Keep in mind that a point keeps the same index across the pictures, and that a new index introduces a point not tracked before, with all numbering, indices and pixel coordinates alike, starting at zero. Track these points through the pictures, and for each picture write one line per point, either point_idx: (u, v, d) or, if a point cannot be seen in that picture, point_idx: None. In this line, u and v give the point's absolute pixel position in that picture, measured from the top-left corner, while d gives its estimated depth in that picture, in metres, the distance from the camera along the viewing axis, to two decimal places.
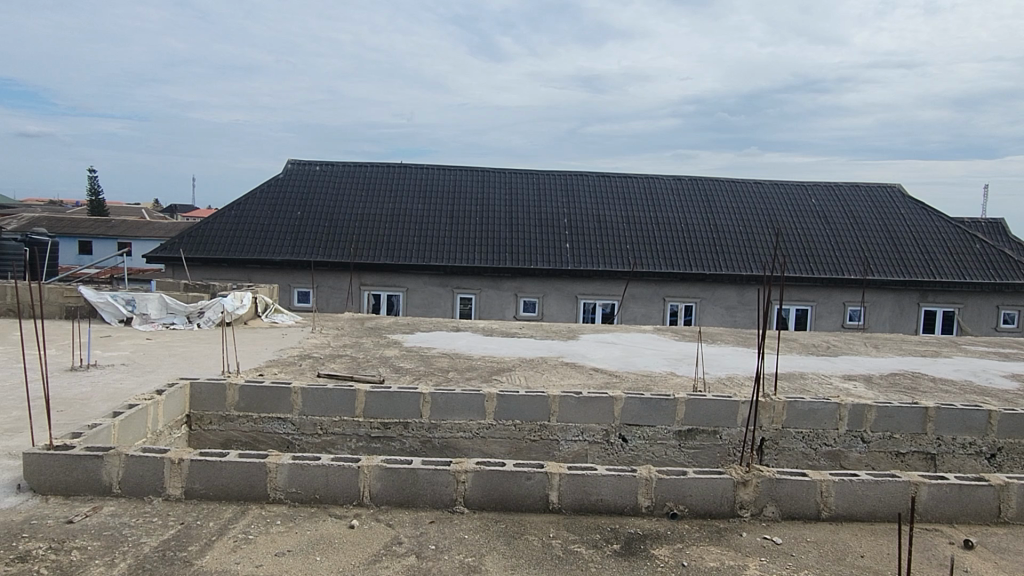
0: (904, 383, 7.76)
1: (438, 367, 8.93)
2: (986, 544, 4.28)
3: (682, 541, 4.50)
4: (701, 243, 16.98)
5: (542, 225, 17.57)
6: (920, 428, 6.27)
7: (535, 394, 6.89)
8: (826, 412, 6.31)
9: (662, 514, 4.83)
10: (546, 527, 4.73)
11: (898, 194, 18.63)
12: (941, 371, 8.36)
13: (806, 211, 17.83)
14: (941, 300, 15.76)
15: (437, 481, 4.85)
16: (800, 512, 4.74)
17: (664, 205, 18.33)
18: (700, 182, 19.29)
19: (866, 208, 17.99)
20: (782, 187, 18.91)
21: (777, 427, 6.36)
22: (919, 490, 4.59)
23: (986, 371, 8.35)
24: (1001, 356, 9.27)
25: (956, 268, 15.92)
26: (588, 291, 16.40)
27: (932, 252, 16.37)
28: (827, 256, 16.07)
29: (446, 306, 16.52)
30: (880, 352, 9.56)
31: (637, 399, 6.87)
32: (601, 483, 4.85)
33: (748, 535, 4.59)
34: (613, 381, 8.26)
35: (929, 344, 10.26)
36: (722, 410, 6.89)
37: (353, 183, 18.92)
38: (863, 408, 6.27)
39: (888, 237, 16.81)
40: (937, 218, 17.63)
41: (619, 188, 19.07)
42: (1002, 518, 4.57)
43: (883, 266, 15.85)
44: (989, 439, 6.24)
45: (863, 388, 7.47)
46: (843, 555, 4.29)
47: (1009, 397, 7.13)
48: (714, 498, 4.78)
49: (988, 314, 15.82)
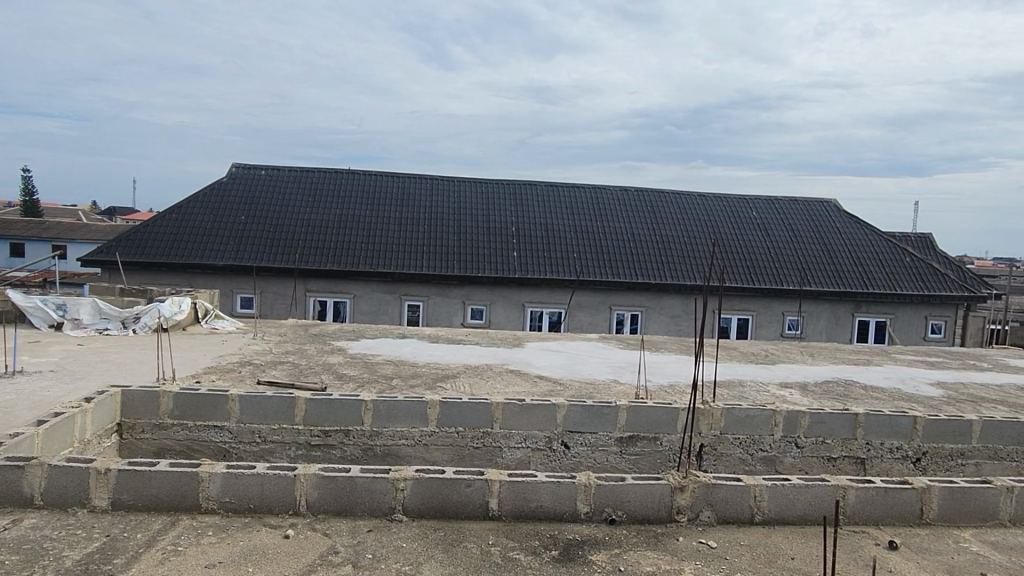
0: (837, 390, 7.99)
1: (382, 374, 8.82)
2: (909, 545, 4.41)
3: (620, 546, 4.53)
4: (647, 253, 17.24)
5: (490, 233, 17.59)
6: (850, 434, 6.44)
7: (478, 401, 6.84)
8: (762, 418, 6.45)
9: (601, 520, 4.86)
10: (484, 533, 4.70)
11: (834, 209, 19.27)
12: (873, 378, 8.65)
13: (747, 223, 18.29)
14: (874, 310, 16.34)
15: (376, 489, 4.78)
16: (734, 516, 4.83)
17: (611, 215, 18.56)
18: (646, 194, 19.60)
19: (804, 221, 18.56)
20: (724, 200, 19.37)
21: (715, 433, 6.47)
22: (847, 493, 4.70)
23: (914, 378, 8.67)
24: (928, 364, 9.65)
25: (888, 280, 16.52)
26: (535, 299, 16.49)
27: (866, 265, 16.97)
28: (767, 267, 16.51)
29: (393, 312, 16.37)
30: (816, 361, 9.84)
31: (580, 407, 6.88)
32: (540, 490, 4.85)
33: (684, 539, 4.65)
34: (557, 389, 8.28)
35: (861, 352, 10.62)
36: (663, 416, 6.98)
37: (299, 188, 18.61)
38: (797, 414, 6.42)
39: (824, 249, 17.37)
40: (870, 232, 18.30)
41: (566, 198, 19.24)
42: (925, 519, 4.70)
43: (821, 278, 16.35)
44: (914, 444, 6.42)
45: (798, 395, 7.67)
46: (774, 558, 4.37)
47: (934, 404, 7.41)
48: (652, 503, 4.84)
49: (917, 324, 16.46)
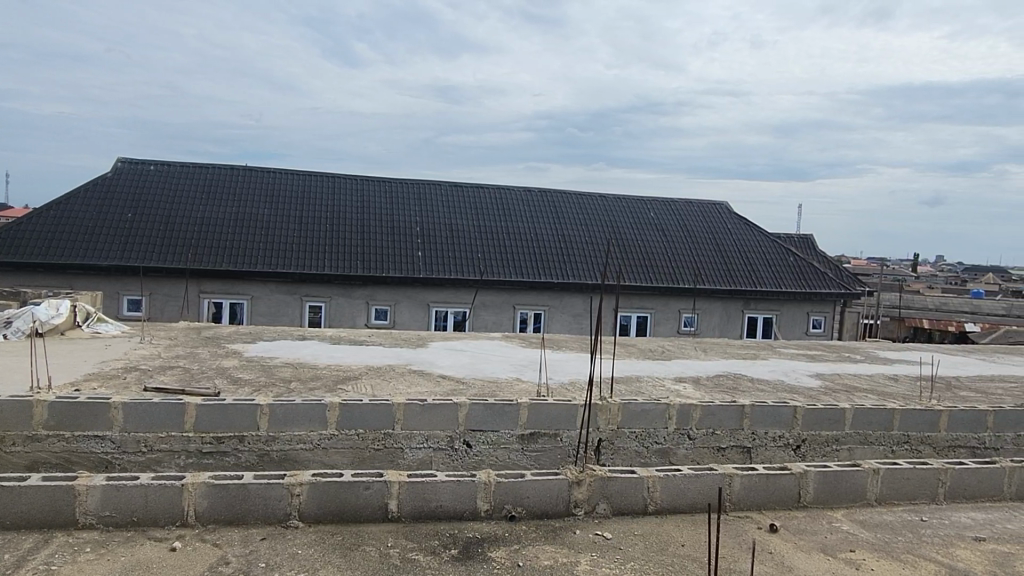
0: (727, 383, 8.39)
1: (280, 377, 8.55)
2: (788, 527, 4.68)
3: (519, 542, 4.59)
4: (550, 253, 17.50)
5: (394, 232, 17.38)
6: (738, 425, 6.77)
7: (379, 403, 6.74)
8: (656, 413, 6.68)
9: (501, 516, 4.90)
10: (383, 536, 4.64)
11: (725, 211, 20.19)
12: (759, 371, 9.14)
13: (645, 224, 18.89)
14: (762, 307, 17.25)
15: (270, 495, 4.63)
16: (629, 508, 4.99)
17: (515, 215, 18.72)
18: (549, 194, 19.88)
19: (698, 222, 19.36)
20: (623, 201, 19.93)
21: (613, 428, 6.66)
22: (732, 481, 4.94)
23: (796, 371, 9.22)
24: (808, 357, 10.29)
25: (774, 278, 17.48)
26: (440, 299, 16.44)
27: (755, 264, 17.88)
28: (664, 266, 17.11)
29: (294, 314, 15.91)
30: (708, 356, 10.30)
31: (482, 405, 6.92)
32: (440, 490, 4.84)
33: (581, 532, 4.76)
34: (460, 388, 8.28)
35: (749, 347, 11.20)
36: (562, 413, 7.10)
37: (190, 185, 17.74)
38: (689, 407, 6.69)
39: (717, 249, 18.19)
40: (758, 233, 19.29)
41: (471, 197, 19.25)
42: (802, 502, 5.00)
43: (713, 276, 17.11)
44: (795, 431, 6.81)
45: (691, 389, 8.00)
46: (666, 546, 4.54)
47: (813, 394, 7.91)
48: (550, 498, 4.93)
49: (800, 320, 17.51)
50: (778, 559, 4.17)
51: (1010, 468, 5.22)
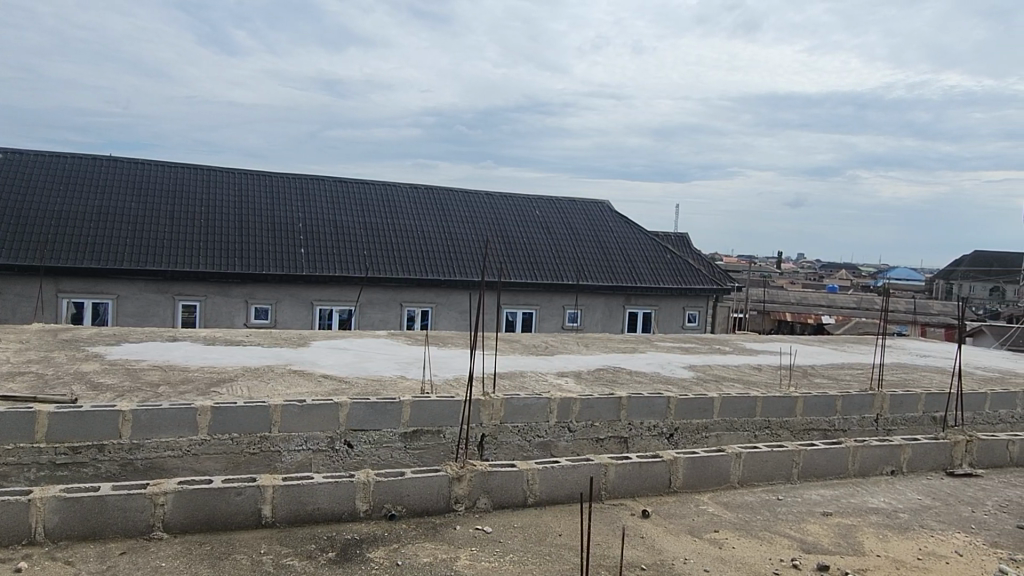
0: (606, 376, 8.67)
1: (147, 381, 8.02)
2: (659, 512, 4.89)
3: (398, 541, 4.53)
4: (436, 251, 17.39)
5: (274, 228, 16.71)
6: (615, 416, 6.99)
7: (254, 404, 6.47)
8: (538, 407, 6.79)
9: (380, 516, 4.83)
10: (256, 543, 4.45)
11: (607, 209, 20.80)
12: (637, 364, 9.50)
13: (531, 222, 19.15)
14: (641, 302, 17.94)
15: (130, 507, 4.34)
16: (509, 501, 5.05)
17: (401, 212, 18.47)
18: (436, 191, 19.74)
19: (581, 221, 19.83)
20: (510, 199, 20.09)
21: (496, 423, 6.71)
22: (608, 471, 5.10)
23: (671, 363, 9.66)
24: (682, 350, 10.80)
25: (652, 275, 18.17)
26: (324, 297, 16.02)
27: (635, 261, 18.55)
28: (549, 263, 17.44)
29: (165, 314, 15.01)
30: (590, 350, 10.61)
31: (364, 404, 6.79)
32: (317, 492, 4.71)
33: (462, 527, 4.76)
34: (342, 387, 8.09)
35: (628, 341, 11.61)
36: (445, 409, 7.09)
37: (44, 175, 16.26)
38: (569, 400, 6.85)
39: (599, 247, 18.71)
40: (637, 231, 20.00)
41: (356, 193, 18.80)
42: (672, 488, 5.24)
43: (595, 273, 17.59)
44: (668, 420, 7.12)
45: (572, 383, 8.20)
46: (544, 536, 4.62)
47: (685, 384, 8.32)
48: (431, 495, 4.91)
49: (676, 314, 18.34)
50: (649, 543, 4.35)
51: (854, 447, 5.69)
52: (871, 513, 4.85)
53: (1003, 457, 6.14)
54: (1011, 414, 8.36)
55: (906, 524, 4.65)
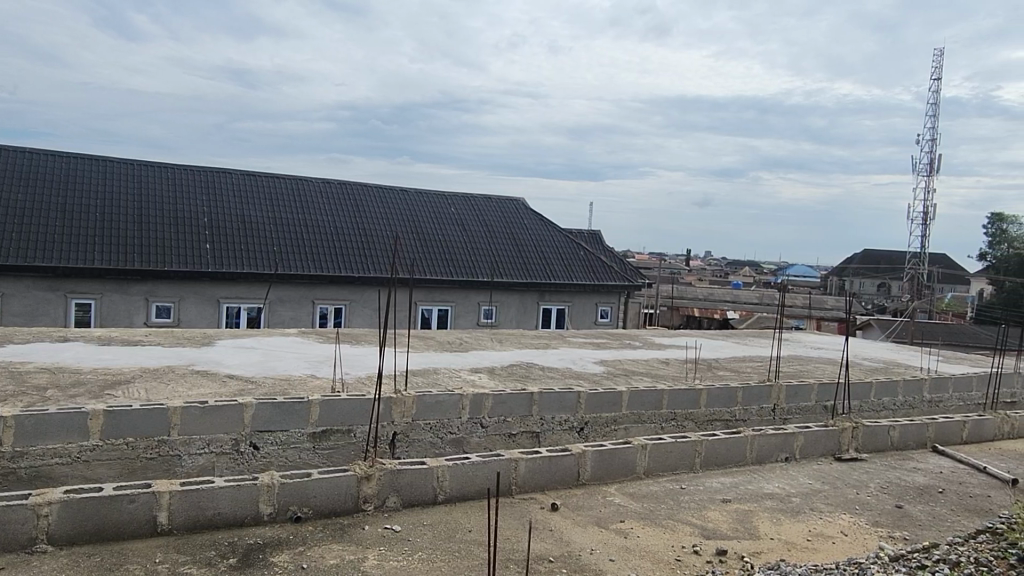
0: (519, 372, 8.74)
1: (33, 385, 7.49)
2: (568, 504, 4.96)
3: (304, 543, 4.42)
4: (349, 248, 17.04)
5: (177, 223, 15.94)
6: (527, 412, 7.05)
7: (152, 407, 6.16)
8: (450, 403, 6.77)
9: (285, 519, 4.69)
10: (151, 552, 4.23)
11: (522, 207, 20.92)
12: (550, 360, 9.62)
13: (446, 219, 19.04)
14: (555, 299, 18.19)
15: (9, 519, 4.04)
16: (418, 499, 5.02)
17: (313, 208, 17.98)
18: (349, 186, 19.30)
19: (496, 218, 19.87)
20: (425, 195, 19.89)
21: (407, 420, 6.63)
22: (518, 465, 5.13)
23: (583, 358, 9.82)
24: (594, 345, 11.01)
25: (566, 272, 18.43)
26: (230, 295, 15.44)
27: (549, 258, 18.76)
28: (464, 260, 17.42)
29: (56, 313, 14.12)
30: (503, 346, 10.67)
31: (270, 404, 6.57)
32: (218, 497, 4.53)
33: (370, 527, 4.69)
34: (248, 387, 7.81)
35: (542, 337, 11.74)
36: (355, 408, 6.95)
37: None
38: (481, 396, 6.85)
39: (514, 244, 18.81)
40: (551, 228, 20.21)
41: (265, 188, 18.14)
42: (581, 480, 5.33)
43: (511, 270, 17.68)
44: (578, 415, 7.24)
45: (485, 379, 8.22)
46: (453, 533, 4.61)
47: (596, 379, 8.49)
48: (338, 496, 4.81)
49: (589, 310, 18.68)
50: (558, 536, 4.41)
51: (751, 436, 5.95)
52: (767, 498, 5.08)
53: (886, 441, 6.55)
54: (893, 401, 8.95)
55: (797, 508, 4.90)
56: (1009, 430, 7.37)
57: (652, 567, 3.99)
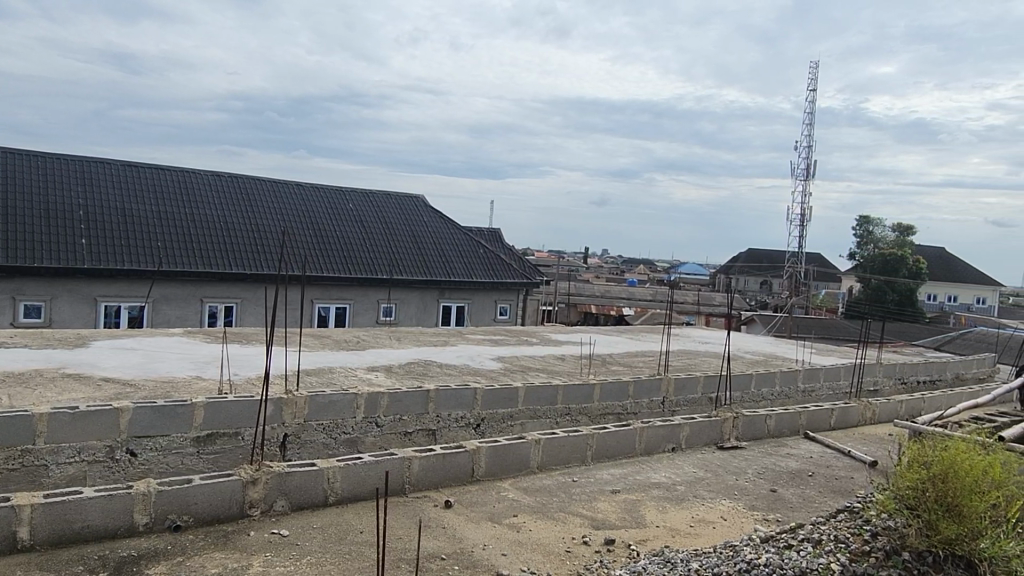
0: (416, 370, 8.65)
1: None
2: (462, 502, 4.95)
3: (184, 553, 4.20)
4: (241, 244, 16.35)
5: (49, 217, 14.76)
6: (423, 409, 7.00)
7: (14, 414, 5.67)
8: (343, 403, 6.61)
9: (163, 528, 4.44)
10: (10, 571, 3.89)
11: (422, 204, 20.68)
12: (448, 357, 9.60)
13: (344, 215, 18.57)
14: (455, 297, 18.17)
15: None
16: (308, 502, 4.89)
17: (202, 202, 17.08)
18: (241, 180, 18.44)
19: (396, 215, 19.56)
20: (321, 190, 19.29)
21: (299, 422, 6.43)
22: (413, 464, 5.07)
23: (481, 355, 9.85)
24: (491, 342, 11.07)
25: (467, 269, 18.46)
26: (109, 293, 14.49)
27: (448, 255, 18.68)
28: (362, 258, 17.08)
29: None
30: (401, 344, 10.55)
31: (148, 408, 6.19)
32: (87, 508, 4.22)
33: (256, 533, 4.52)
34: (126, 391, 7.35)
35: (440, 334, 11.68)
36: (242, 410, 6.64)
37: None
38: (376, 395, 6.74)
39: (413, 242, 18.60)
40: (451, 226, 20.11)
41: (149, 179, 17.06)
42: (475, 477, 5.34)
43: (410, 268, 17.52)
44: (475, 411, 7.24)
45: (382, 377, 8.10)
46: (344, 535, 4.51)
47: (493, 375, 8.54)
48: (222, 501, 4.61)
49: (488, 307, 18.77)
50: (451, 533, 4.40)
51: (640, 428, 6.15)
52: (654, 488, 5.26)
53: (763, 430, 6.94)
54: (771, 391, 9.49)
55: (682, 495, 5.10)
56: (872, 416, 7.96)
57: (543, 559, 4.05)
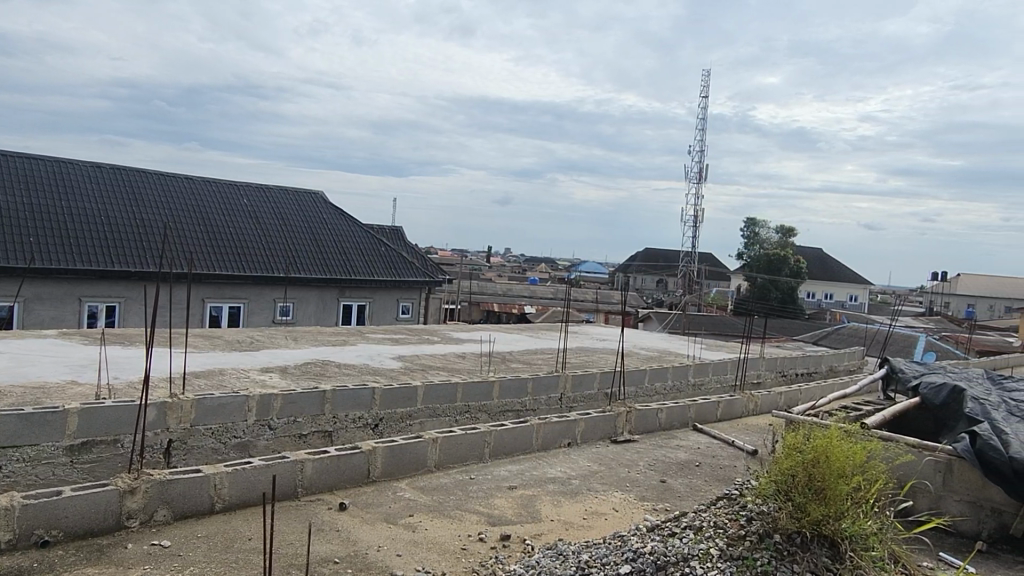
0: (313, 370, 8.43)
1: None
2: (357, 503, 4.86)
3: (53, 571, 3.91)
4: (124, 241, 15.40)
5: None
6: (319, 410, 6.82)
7: None
8: (234, 405, 6.35)
9: (29, 545, 4.12)
10: None
11: (321, 200, 20.14)
12: (346, 357, 9.40)
13: (237, 211, 17.82)
14: (355, 295, 17.84)
15: None
16: (192, 510, 4.66)
17: (80, 195, 15.94)
18: (124, 172, 17.32)
19: (293, 211, 18.95)
20: (213, 184, 18.41)
21: (185, 427, 6.11)
22: (306, 466, 4.92)
23: (380, 354, 9.72)
24: (392, 341, 10.96)
25: (367, 267, 18.18)
26: None
27: (348, 253, 18.30)
28: (257, 255, 16.48)
29: None
30: (297, 344, 10.25)
31: (15, 416, 5.71)
32: None
33: (134, 545, 4.27)
34: None
35: (339, 334, 11.43)
36: (123, 415, 6.24)
37: None
38: (269, 397, 6.51)
39: (311, 239, 18.10)
40: (351, 223, 19.69)
41: (19, 169, 15.74)
42: (371, 478, 5.26)
43: (309, 265, 17.08)
44: (373, 411, 7.13)
45: (276, 378, 7.84)
46: (231, 543, 4.34)
47: (393, 375, 8.44)
48: (96, 513, 4.32)
49: (390, 307, 18.54)
50: (345, 535, 4.32)
51: (537, 424, 6.24)
52: (550, 482, 5.35)
53: (655, 423, 7.20)
54: (664, 386, 9.86)
55: (576, 489, 5.21)
56: (754, 408, 8.42)
57: (438, 558, 4.03)
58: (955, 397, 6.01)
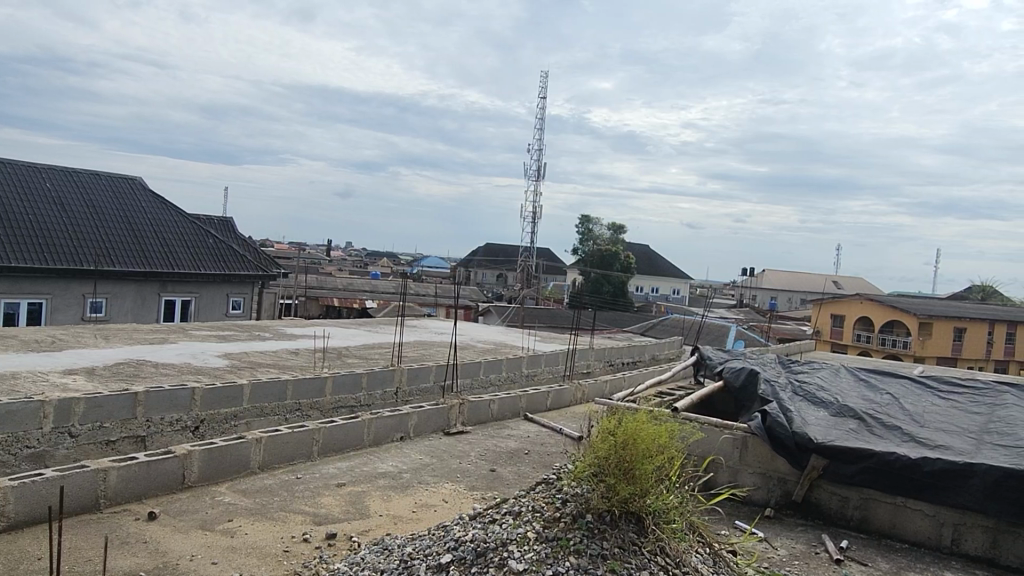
0: (126, 371, 7.75)
1: None
2: (168, 511, 4.53)
3: None
4: None
5: None
6: (130, 414, 6.28)
7: None
8: (26, 411, 5.67)
9: None
10: None
11: (139, 187, 18.49)
12: (165, 356, 8.73)
13: (38, 196, 15.92)
14: (179, 290, 16.63)
15: None
16: None
17: None
18: None
19: (107, 199, 17.26)
20: (9, 164, 16.28)
21: None
22: (108, 475, 4.51)
23: (204, 352, 9.13)
24: (218, 338, 10.33)
25: (192, 260, 16.99)
26: None
27: (171, 245, 17.00)
28: (63, 247, 14.89)
29: None
30: (108, 343, 9.36)
31: None
32: None
33: None
34: None
35: (157, 331, 10.59)
36: None
37: None
38: (70, 402, 5.88)
39: (128, 230, 16.61)
40: (175, 213, 18.30)
41: None
42: (186, 484, 4.92)
43: (124, 259, 15.67)
44: (193, 413, 6.69)
45: (81, 381, 7.12)
46: (15, 564, 3.88)
47: (217, 373, 7.95)
48: None
49: (219, 302, 17.47)
50: (152, 546, 4.00)
51: (367, 420, 6.13)
52: (380, 477, 5.28)
53: (487, 414, 7.32)
54: (498, 377, 10.07)
55: (406, 483, 5.18)
56: (580, 396, 8.80)
57: (258, 563, 3.85)
58: (752, 379, 6.61)
